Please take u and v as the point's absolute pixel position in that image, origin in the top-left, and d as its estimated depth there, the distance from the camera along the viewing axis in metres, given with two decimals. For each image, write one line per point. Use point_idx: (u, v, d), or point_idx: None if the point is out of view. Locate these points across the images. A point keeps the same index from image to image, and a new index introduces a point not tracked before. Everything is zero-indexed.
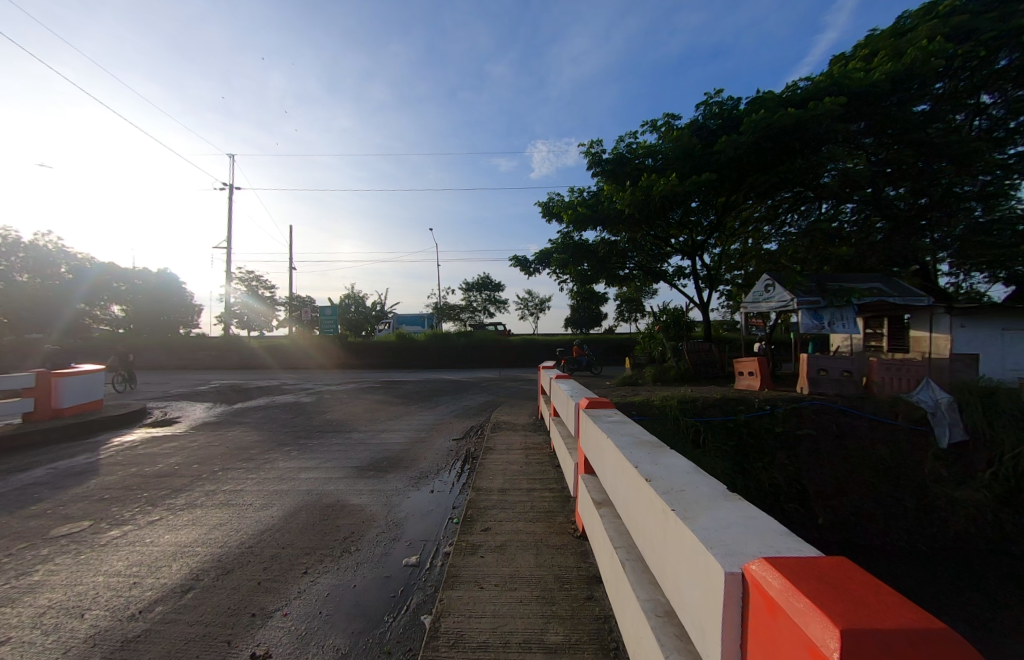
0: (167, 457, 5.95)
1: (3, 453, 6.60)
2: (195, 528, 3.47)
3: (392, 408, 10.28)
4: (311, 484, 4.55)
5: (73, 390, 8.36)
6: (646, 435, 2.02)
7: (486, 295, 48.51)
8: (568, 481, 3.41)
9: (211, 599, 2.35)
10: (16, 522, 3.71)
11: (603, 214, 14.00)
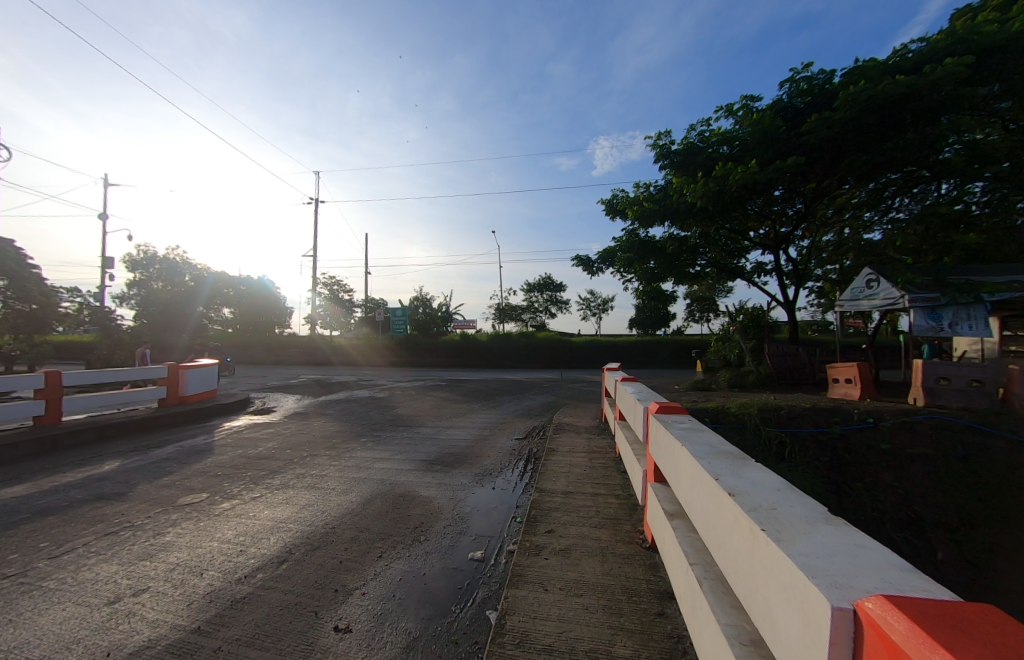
0: (266, 442, 6.78)
1: (145, 431, 7.99)
2: (289, 507, 3.89)
3: (457, 406, 10.67)
4: (384, 474, 4.87)
5: (195, 381, 9.83)
6: (725, 445, 1.86)
7: (547, 295, 48.56)
8: (636, 489, 3.26)
9: (301, 572, 2.62)
10: (155, 490, 4.46)
11: (672, 208, 12.99)
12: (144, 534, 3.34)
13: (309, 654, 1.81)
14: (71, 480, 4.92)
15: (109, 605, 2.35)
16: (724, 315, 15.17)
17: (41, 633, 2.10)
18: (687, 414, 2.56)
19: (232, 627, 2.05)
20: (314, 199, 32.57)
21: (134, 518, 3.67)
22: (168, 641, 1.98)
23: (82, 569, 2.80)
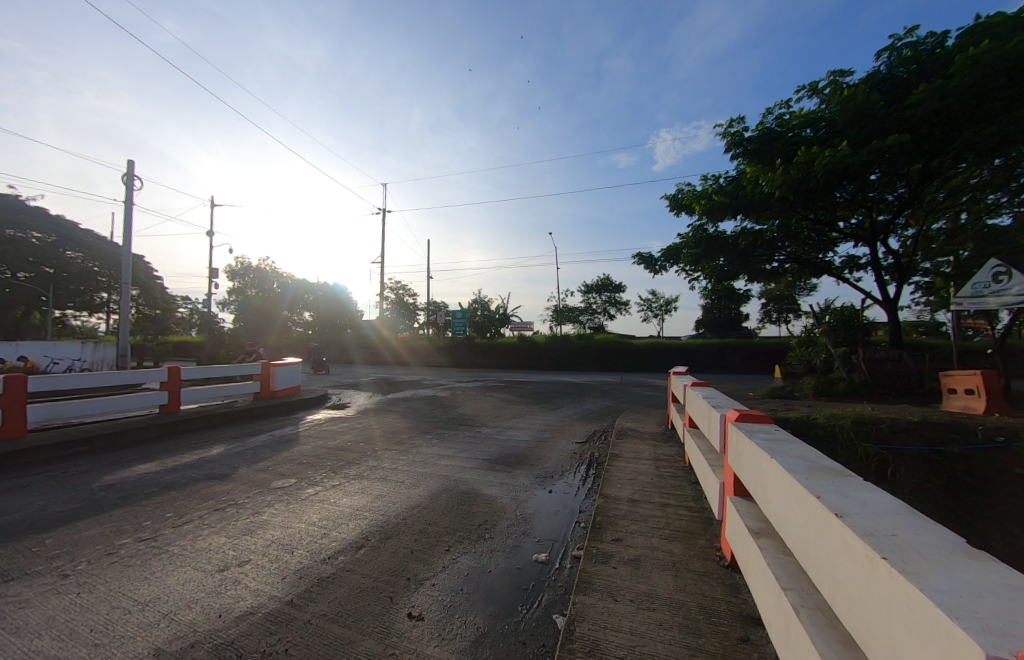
0: (343, 435, 7.34)
1: (244, 420, 9.07)
2: (365, 496, 4.17)
3: (516, 407, 10.77)
4: (449, 471, 5.04)
5: (283, 377, 10.94)
6: (824, 460, 1.66)
7: (607, 296, 47.43)
8: (711, 501, 3.05)
9: (377, 558, 2.79)
10: (253, 473, 5.02)
11: (745, 200, 12.14)
12: (245, 511, 3.77)
13: (386, 636, 1.91)
14: (190, 460, 5.71)
15: (219, 572, 2.67)
16: (806, 315, 13.76)
17: (169, 590, 2.46)
18: (774, 424, 2.34)
19: (319, 603, 2.23)
20: (382, 207, 34.50)
21: (238, 497, 4.16)
22: (267, 609, 2.20)
23: (198, 538, 3.22)
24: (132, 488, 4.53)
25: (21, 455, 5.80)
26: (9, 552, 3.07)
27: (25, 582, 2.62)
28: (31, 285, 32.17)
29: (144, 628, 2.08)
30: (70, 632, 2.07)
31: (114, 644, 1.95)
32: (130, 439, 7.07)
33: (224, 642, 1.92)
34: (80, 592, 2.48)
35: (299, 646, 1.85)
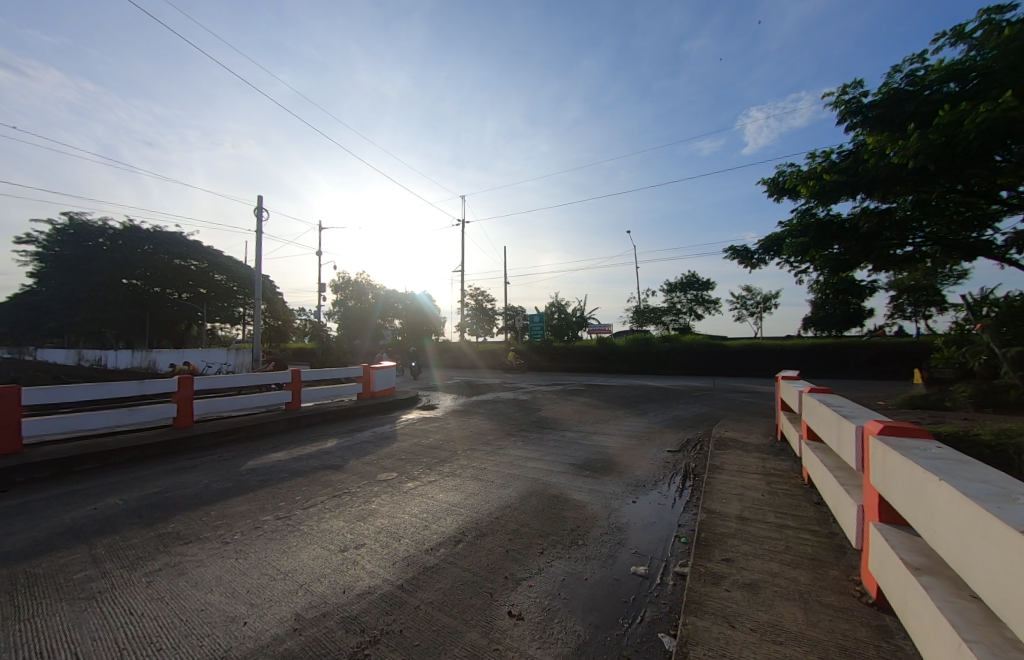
0: (435, 434, 7.81)
1: (350, 418, 10.15)
2: (459, 493, 4.38)
3: (600, 412, 10.51)
4: (536, 474, 5.08)
5: (380, 379, 12.02)
6: (1019, 488, 1.33)
7: (693, 295, 44.23)
8: (844, 525, 2.63)
9: (476, 553, 2.91)
10: (362, 466, 5.57)
11: (866, 176, 10.56)
12: (358, 500, 4.20)
13: (490, 631, 1.97)
14: (310, 452, 6.54)
15: (340, 552, 3.01)
16: (956, 308, 11.44)
17: (304, 564, 2.83)
18: (936, 442, 1.94)
19: (426, 591, 2.39)
20: (462, 220, 36.02)
21: (351, 486, 4.65)
22: (381, 591, 2.42)
23: (321, 520, 3.66)
24: (269, 473, 5.32)
25: (189, 441, 7.15)
26: (186, 519, 3.80)
27: (200, 545, 3.21)
28: (191, 303, 39.90)
29: (286, 595, 2.41)
30: (232, 591, 2.49)
31: (264, 605, 2.30)
32: (264, 431, 8.34)
33: (349, 616, 2.15)
34: (238, 558, 2.96)
35: (412, 629, 2.00)
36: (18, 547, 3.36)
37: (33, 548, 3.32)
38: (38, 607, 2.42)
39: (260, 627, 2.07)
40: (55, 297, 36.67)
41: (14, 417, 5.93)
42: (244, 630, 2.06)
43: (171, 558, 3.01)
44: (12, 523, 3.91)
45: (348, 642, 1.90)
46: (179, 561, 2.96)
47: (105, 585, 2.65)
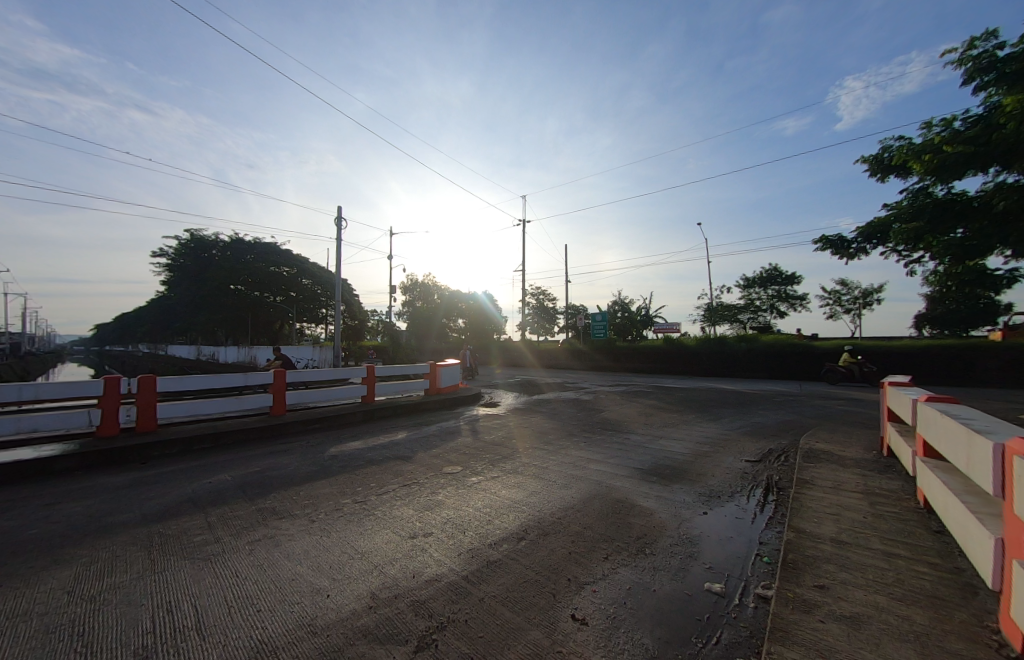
0: (497, 431, 7.98)
1: (418, 412, 10.75)
2: (522, 491, 4.44)
3: (668, 415, 9.97)
4: (599, 476, 4.97)
5: (446, 376, 12.56)
6: None
7: (774, 290, 40.21)
8: (974, 560, 2.21)
9: (538, 552, 2.92)
10: (429, 458, 5.87)
11: (1001, 145, 8.88)
12: (425, 491, 4.43)
13: (553, 632, 1.96)
14: (382, 442, 7.04)
15: (410, 539, 3.19)
16: None
17: (379, 546, 3.05)
18: None
19: (489, 584, 2.44)
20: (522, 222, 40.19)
21: (419, 477, 4.92)
22: (448, 580, 2.52)
23: (393, 507, 3.92)
24: (348, 460, 5.82)
25: (282, 427, 8.08)
26: (281, 497, 4.29)
27: (292, 521, 3.61)
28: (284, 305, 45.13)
29: (363, 574, 2.61)
30: (317, 566, 2.76)
31: (344, 581, 2.51)
32: (344, 421, 9.15)
33: (418, 600, 2.27)
34: (323, 535, 3.28)
35: (476, 619, 2.05)
36: (156, 510, 4.05)
37: (165, 512, 3.98)
38: (169, 563, 2.89)
39: (340, 601, 2.27)
40: (183, 301, 43.64)
41: (152, 396, 7.09)
42: (328, 602, 2.27)
43: (268, 530, 3.43)
44: (152, 489, 4.72)
45: (417, 625, 2.01)
46: (274, 534, 3.35)
47: (218, 548, 3.09)
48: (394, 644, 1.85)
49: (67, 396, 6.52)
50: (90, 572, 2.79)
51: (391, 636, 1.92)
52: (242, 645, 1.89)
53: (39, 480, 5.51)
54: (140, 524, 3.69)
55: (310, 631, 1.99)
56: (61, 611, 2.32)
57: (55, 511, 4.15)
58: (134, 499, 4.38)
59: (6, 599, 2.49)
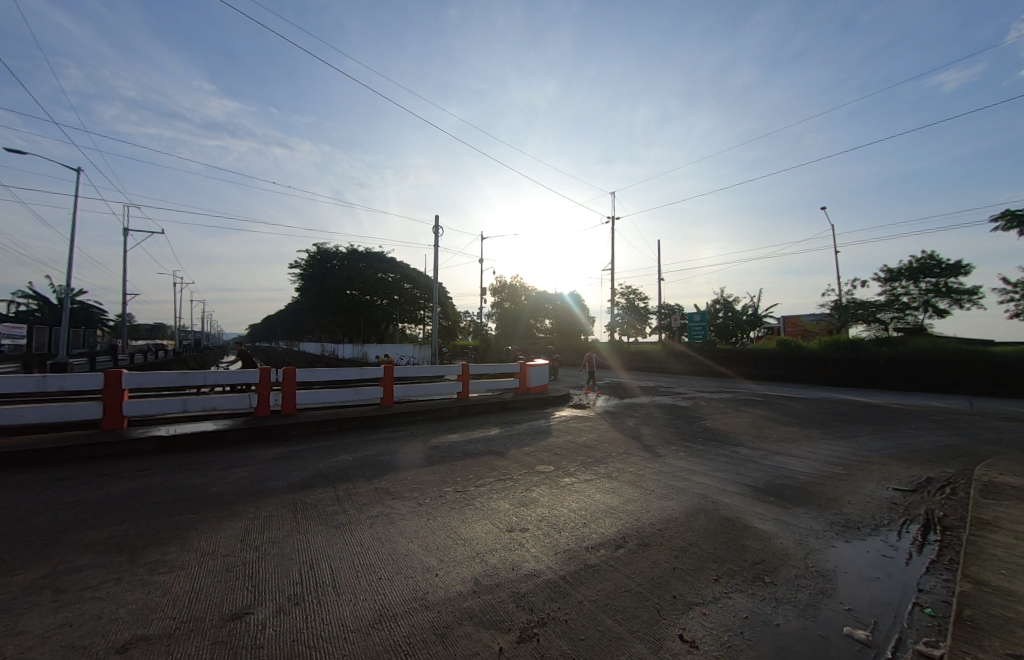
0: (588, 433, 7.86)
1: (509, 410, 11.10)
2: (617, 496, 4.32)
3: (785, 429, 8.80)
4: (703, 490, 4.60)
5: (536, 376, 12.73)
6: None
7: (929, 284, 32.88)
8: None
9: (639, 563, 2.80)
10: (521, 455, 6.03)
11: None
12: (519, 487, 4.56)
13: (660, 649, 1.87)
14: (477, 436, 7.44)
15: (508, 532, 3.31)
16: None
17: (479, 535, 3.24)
18: None
19: (588, 588, 2.42)
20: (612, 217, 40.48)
21: (513, 473, 5.08)
22: (546, 577, 2.56)
23: (490, 500, 4.11)
24: (448, 451, 6.27)
25: (391, 417, 9.00)
26: (393, 479, 4.80)
27: (403, 502, 4.01)
28: (390, 308, 50.39)
29: (466, 558, 2.80)
30: (427, 545, 3.03)
31: (449, 563, 2.72)
32: (441, 414, 9.86)
33: (518, 592, 2.35)
34: (429, 518, 3.58)
35: (578, 622, 2.05)
36: (297, 480, 4.83)
37: (304, 483, 4.72)
38: (310, 526, 3.43)
39: (447, 581, 2.45)
40: (312, 306, 51.33)
41: (292, 385, 8.45)
42: (437, 580, 2.47)
43: (383, 508, 3.86)
44: (294, 463, 5.65)
45: (519, 616, 2.08)
46: (388, 511, 3.76)
47: (345, 519, 3.58)
48: (498, 630, 1.94)
49: (234, 383, 8.11)
50: (255, 526, 3.45)
51: (494, 622, 2.01)
52: (368, 607, 2.16)
53: (216, 448, 6.96)
54: (287, 491, 4.45)
55: (423, 603, 2.19)
56: (238, 554, 2.91)
57: (229, 473, 5.22)
58: (282, 470, 5.28)
59: (201, 539, 3.21)
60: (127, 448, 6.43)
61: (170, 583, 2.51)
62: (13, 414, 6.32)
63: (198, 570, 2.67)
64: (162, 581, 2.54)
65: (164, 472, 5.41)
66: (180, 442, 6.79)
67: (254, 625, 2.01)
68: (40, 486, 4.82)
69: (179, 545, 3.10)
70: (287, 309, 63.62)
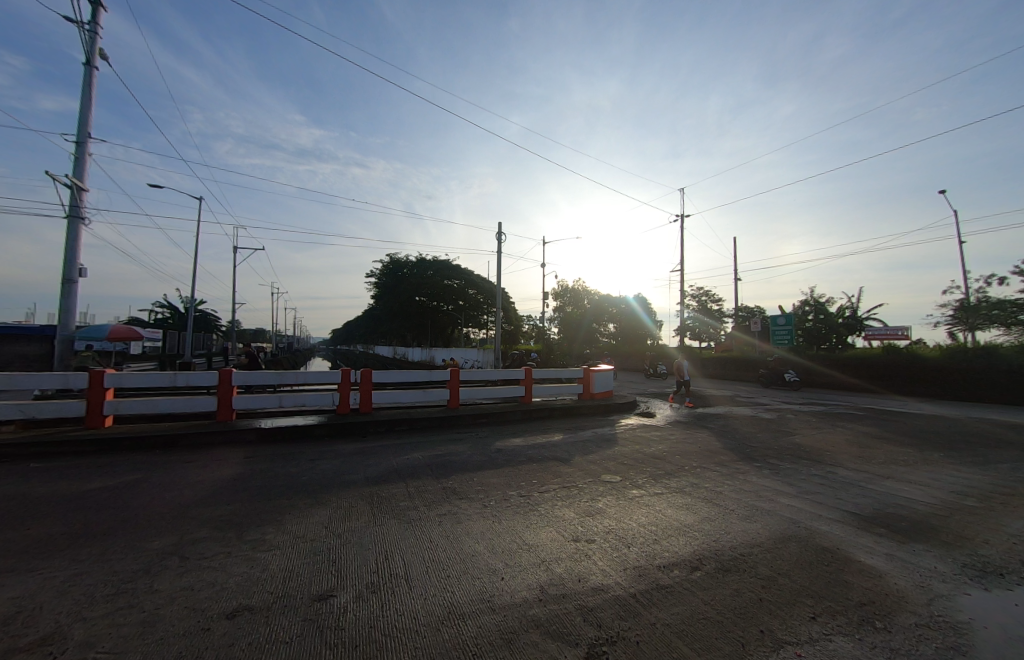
0: (658, 444, 7.47)
1: (572, 416, 10.95)
2: (691, 514, 4.05)
3: (898, 449, 7.59)
4: (793, 514, 4.13)
5: (600, 381, 12.41)
6: None
7: None
8: None
9: (719, 589, 2.60)
10: (586, 463, 5.91)
11: None
12: (585, 496, 4.47)
13: None
14: (540, 441, 7.44)
15: (574, 541, 3.26)
16: None
17: (543, 542, 3.23)
18: None
19: (661, 610, 2.29)
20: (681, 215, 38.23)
21: (578, 481, 5.00)
22: (614, 593, 2.47)
23: (554, 507, 4.08)
24: (512, 454, 6.35)
25: (457, 419, 9.35)
26: (460, 480, 4.97)
27: (469, 503, 4.13)
28: (455, 313, 52.56)
29: (531, 564, 2.80)
30: (492, 548, 3.09)
31: (515, 568, 2.74)
32: (505, 418, 10.02)
33: (585, 606, 2.29)
34: (495, 521, 3.66)
35: (649, 645, 1.95)
36: (373, 475, 5.21)
37: (380, 477, 5.07)
38: (384, 519, 3.68)
39: (513, 586, 2.48)
40: (386, 312, 55.36)
41: (369, 385, 9.16)
42: (502, 584, 2.51)
43: (451, 507, 4.02)
44: (371, 458, 6.11)
45: (586, 631, 2.03)
46: (455, 511, 3.90)
47: (416, 515, 3.78)
48: (565, 642, 1.91)
49: (320, 382, 9.00)
50: (337, 515, 3.78)
51: (561, 634, 1.98)
52: (437, 603, 2.25)
53: (306, 440, 7.78)
54: (364, 484, 4.82)
55: (490, 606, 2.24)
56: (323, 540, 3.22)
57: (316, 464, 5.79)
58: (361, 464, 5.75)
59: (293, 523, 3.60)
60: (237, 437, 7.43)
61: (269, 560, 2.85)
62: (152, 405, 7.62)
63: (291, 551, 3.00)
64: (263, 558, 2.89)
65: (265, 460, 6.16)
66: (276, 434, 7.68)
67: (336, 607, 2.20)
68: (172, 467, 5.75)
69: (276, 527, 3.51)
70: (365, 315, 69.21)
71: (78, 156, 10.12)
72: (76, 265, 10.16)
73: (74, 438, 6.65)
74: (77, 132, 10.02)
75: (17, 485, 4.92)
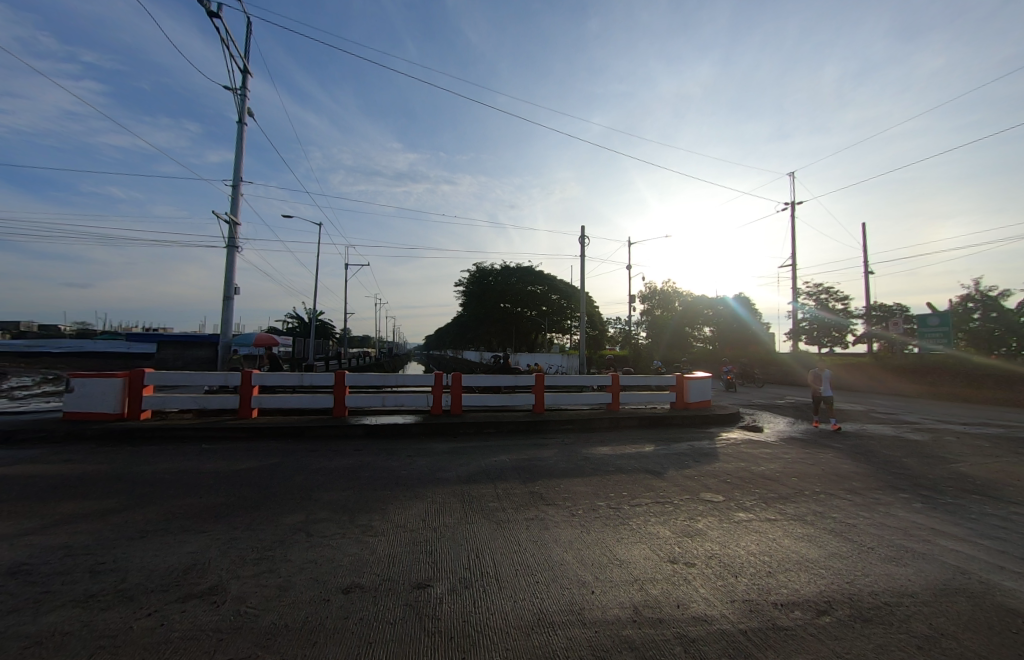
0: (768, 462, 6.61)
1: (664, 426, 10.27)
2: (815, 546, 3.50)
3: None
4: (960, 561, 3.32)
5: (696, 390, 11.43)
6: None
7: None
8: None
9: (856, 641, 2.19)
10: (682, 478, 5.49)
11: None
12: (682, 514, 4.15)
13: None
14: (629, 451, 7.11)
15: (671, 563, 3.04)
16: None
17: (636, 559, 3.07)
18: None
19: (781, 655, 2.01)
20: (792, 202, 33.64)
21: (674, 497, 4.66)
22: (721, 627, 2.24)
23: (647, 523, 3.86)
24: (600, 463, 6.18)
25: (542, 424, 9.41)
26: (546, 485, 4.98)
27: (556, 510, 4.12)
28: (537, 317, 53.27)
29: (623, 582, 2.68)
30: (581, 559, 3.03)
31: (606, 583, 2.65)
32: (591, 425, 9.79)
33: (686, 635, 2.12)
34: (583, 531, 3.59)
35: None
36: (464, 474, 5.49)
37: (470, 477, 5.32)
38: (474, 518, 3.86)
39: (605, 602, 2.40)
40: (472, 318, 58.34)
41: (459, 387, 9.73)
42: (593, 598, 2.45)
43: (537, 512, 4.04)
44: (462, 457, 6.46)
45: None
46: (542, 516, 3.92)
47: (504, 517, 3.88)
48: None
49: (417, 385, 9.80)
50: (432, 510, 4.07)
51: None
52: (527, 607, 2.29)
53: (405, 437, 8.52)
54: (455, 481, 5.11)
55: (580, 618, 2.20)
56: (421, 531, 3.49)
57: (414, 460, 6.31)
58: (453, 463, 6.11)
59: (395, 513, 3.96)
60: (350, 431, 8.46)
61: (375, 544, 3.18)
62: (287, 400, 9.06)
63: (393, 539, 3.30)
64: (370, 542, 3.23)
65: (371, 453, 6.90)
66: (380, 430, 8.55)
67: (434, 597, 2.36)
68: (301, 454, 6.76)
69: (381, 515, 3.89)
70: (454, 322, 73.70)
71: (234, 197, 12.58)
72: (232, 284, 12.60)
73: (233, 426, 8.21)
74: (234, 177, 12.49)
75: (197, 462, 6.25)
